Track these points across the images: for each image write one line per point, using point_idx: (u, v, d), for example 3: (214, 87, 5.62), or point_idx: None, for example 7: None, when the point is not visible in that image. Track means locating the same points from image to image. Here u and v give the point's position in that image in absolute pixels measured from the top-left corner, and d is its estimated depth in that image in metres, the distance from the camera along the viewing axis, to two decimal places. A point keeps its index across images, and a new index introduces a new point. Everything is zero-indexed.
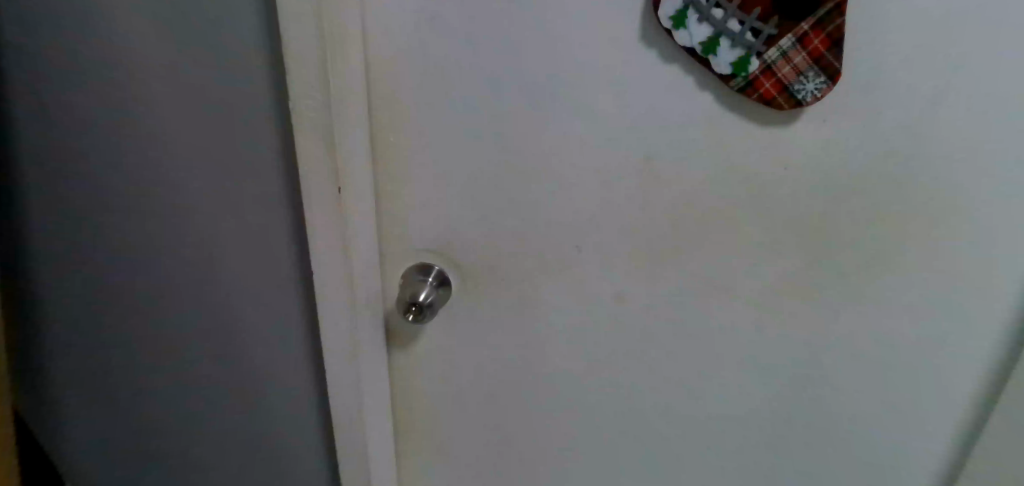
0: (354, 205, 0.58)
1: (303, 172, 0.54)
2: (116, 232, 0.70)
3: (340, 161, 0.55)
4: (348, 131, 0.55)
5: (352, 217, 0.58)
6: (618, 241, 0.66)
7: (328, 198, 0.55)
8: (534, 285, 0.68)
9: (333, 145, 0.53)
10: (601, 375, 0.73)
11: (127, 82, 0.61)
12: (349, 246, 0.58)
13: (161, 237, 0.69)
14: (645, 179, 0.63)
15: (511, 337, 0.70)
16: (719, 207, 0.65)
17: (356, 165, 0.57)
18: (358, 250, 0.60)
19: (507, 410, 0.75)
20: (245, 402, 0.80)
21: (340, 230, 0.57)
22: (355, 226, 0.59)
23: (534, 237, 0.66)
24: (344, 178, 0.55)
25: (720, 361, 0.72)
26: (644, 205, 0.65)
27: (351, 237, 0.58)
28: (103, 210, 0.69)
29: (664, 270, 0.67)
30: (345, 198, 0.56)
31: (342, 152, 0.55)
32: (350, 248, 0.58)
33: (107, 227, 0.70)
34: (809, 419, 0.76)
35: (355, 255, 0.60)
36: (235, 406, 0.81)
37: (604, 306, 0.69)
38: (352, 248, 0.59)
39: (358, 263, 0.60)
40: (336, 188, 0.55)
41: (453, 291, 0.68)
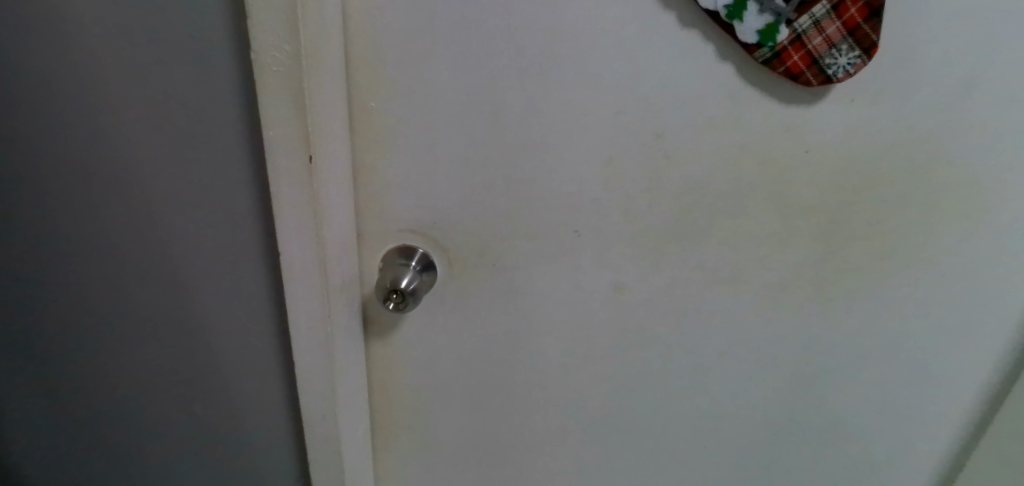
0: (326, 179, 0.50)
1: (270, 136, 0.47)
2: (54, 206, 0.60)
3: (312, 125, 0.47)
4: (320, 90, 0.47)
5: (326, 193, 0.51)
6: (620, 227, 0.60)
7: (297, 167, 0.48)
8: (527, 272, 0.62)
9: (304, 108, 0.46)
10: (595, 370, 0.68)
11: (63, 27, 0.51)
12: (322, 227, 0.51)
13: (107, 215, 0.60)
14: (653, 160, 0.57)
15: (500, 327, 0.65)
16: (732, 193, 0.59)
17: (331, 132, 0.50)
18: (331, 230, 0.53)
19: (492, 405, 0.70)
20: (208, 396, 0.72)
21: (310, 207, 0.50)
22: (327, 204, 0.51)
23: (528, 220, 0.59)
24: (315, 146, 0.48)
25: (723, 357, 0.67)
26: (650, 189, 0.58)
27: (325, 215, 0.51)
28: (38, 181, 0.59)
29: (668, 260, 0.62)
30: (318, 169, 0.49)
31: (313, 114, 0.47)
32: (322, 229, 0.51)
33: (42, 200, 0.60)
34: (813, 422, 0.72)
35: (330, 235, 0.53)
36: (198, 401, 0.73)
37: (602, 297, 0.63)
38: (325, 230, 0.51)
39: (332, 246, 0.53)
40: (307, 155, 0.47)
41: (437, 277, 0.62)
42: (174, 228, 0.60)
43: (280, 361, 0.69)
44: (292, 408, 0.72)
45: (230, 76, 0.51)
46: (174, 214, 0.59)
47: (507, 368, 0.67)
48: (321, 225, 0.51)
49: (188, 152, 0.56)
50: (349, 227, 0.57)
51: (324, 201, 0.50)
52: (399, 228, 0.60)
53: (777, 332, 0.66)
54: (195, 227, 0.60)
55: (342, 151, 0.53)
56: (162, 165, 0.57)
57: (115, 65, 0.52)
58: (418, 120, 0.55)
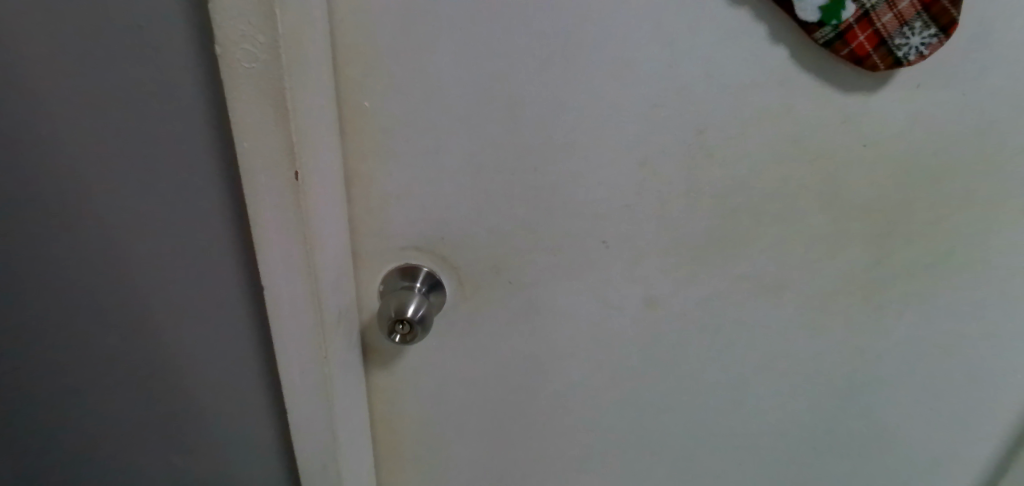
0: (317, 197, 0.42)
1: (244, 149, 0.38)
2: None
3: (297, 134, 0.38)
4: (305, 91, 0.38)
5: (317, 214, 0.42)
6: (652, 235, 0.53)
7: (282, 185, 0.39)
8: (547, 288, 0.54)
9: (286, 115, 0.37)
10: (621, 390, 0.61)
11: None
12: (315, 254, 0.43)
13: (50, 242, 0.50)
14: (692, 160, 0.49)
15: (517, 349, 0.58)
16: (779, 194, 0.52)
17: (319, 141, 0.42)
18: (323, 257, 0.44)
19: (508, 431, 0.63)
20: (191, 441, 0.62)
21: (298, 232, 0.41)
22: (318, 227, 0.42)
23: (548, 231, 0.52)
24: (303, 160, 0.39)
25: (761, 371, 0.61)
26: (688, 192, 0.51)
27: (317, 241, 0.43)
28: None
29: (705, 269, 0.55)
30: (306, 187, 0.40)
31: (298, 120, 0.38)
32: (315, 257, 0.43)
33: None
34: (855, 434, 0.66)
35: (324, 262, 0.44)
36: (182, 446, 0.63)
37: (631, 312, 0.56)
38: (318, 257, 0.43)
39: (327, 273, 0.45)
40: (292, 172, 0.39)
41: (445, 298, 0.54)
42: (131, 258, 0.50)
43: (270, 407, 0.59)
44: (286, 455, 0.63)
45: (186, 79, 0.41)
46: (130, 243, 0.49)
47: (524, 392, 0.60)
48: (313, 252, 0.42)
49: (139, 170, 0.46)
50: (345, 246, 0.49)
51: (315, 224, 0.42)
52: (400, 245, 0.52)
53: (821, 342, 0.60)
54: (156, 259, 0.50)
55: (332, 160, 0.45)
56: (111, 184, 0.47)
57: (43, 65, 0.42)
58: (420, 120, 0.47)
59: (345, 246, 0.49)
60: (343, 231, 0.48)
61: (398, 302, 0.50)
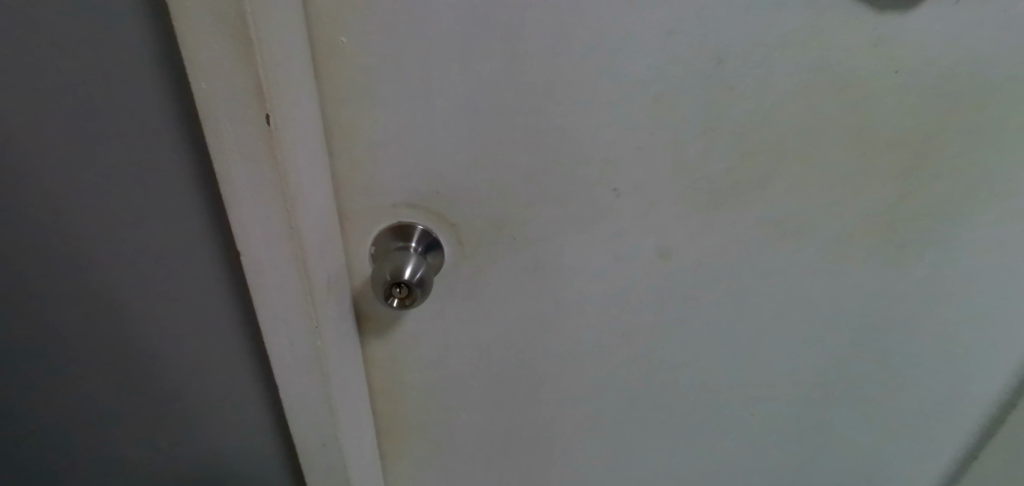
0: (295, 147, 0.36)
1: (204, 91, 0.32)
2: None
3: (265, 69, 0.32)
4: (273, 18, 0.32)
5: (297, 166, 0.36)
6: (665, 181, 0.48)
7: (252, 132, 0.34)
8: (553, 243, 0.50)
9: (249, 47, 0.31)
10: (632, 347, 0.58)
11: None
12: (298, 213, 0.37)
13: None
14: (710, 94, 0.45)
15: (522, 309, 0.54)
16: (801, 130, 0.47)
17: (293, 81, 0.36)
18: (307, 216, 0.39)
19: (515, 395, 0.60)
20: (179, 432, 0.57)
21: (275, 188, 0.36)
22: (300, 182, 0.37)
23: (553, 181, 0.47)
24: (275, 101, 0.33)
25: (777, 321, 0.58)
26: (705, 131, 0.46)
27: (299, 197, 0.37)
28: None
29: (722, 216, 0.51)
30: (282, 133, 0.34)
31: (266, 53, 0.32)
32: (299, 216, 0.38)
33: None
34: (870, 380, 0.64)
35: (309, 223, 0.39)
36: (168, 439, 0.57)
37: (643, 265, 0.52)
38: (301, 217, 0.38)
39: (313, 236, 0.40)
40: (263, 114, 0.33)
41: (443, 258, 0.50)
42: (85, 225, 0.44)
43: (261, 391, 0.54)
44: (284, 442, 0.58)
45: (132, 17, 0.36)
46: (88, 211, 0.43)
47: (530, 354, 0.57)
48: (296, 210, 0.37)
49: (87, 122, 0.39)
50: (330, 205, 0.44)
51: (295, 178, 0.36)
52: (391, 202, 0.47)
53: (839, 288, 0.57)
54: (119, 230, 0.44)
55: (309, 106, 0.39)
56: (53, 140, 0.40)
57: None
58: (407, 57, 0.41)
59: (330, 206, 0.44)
60: (326, 188, 0.43)
61: (394, 264, 0.45)
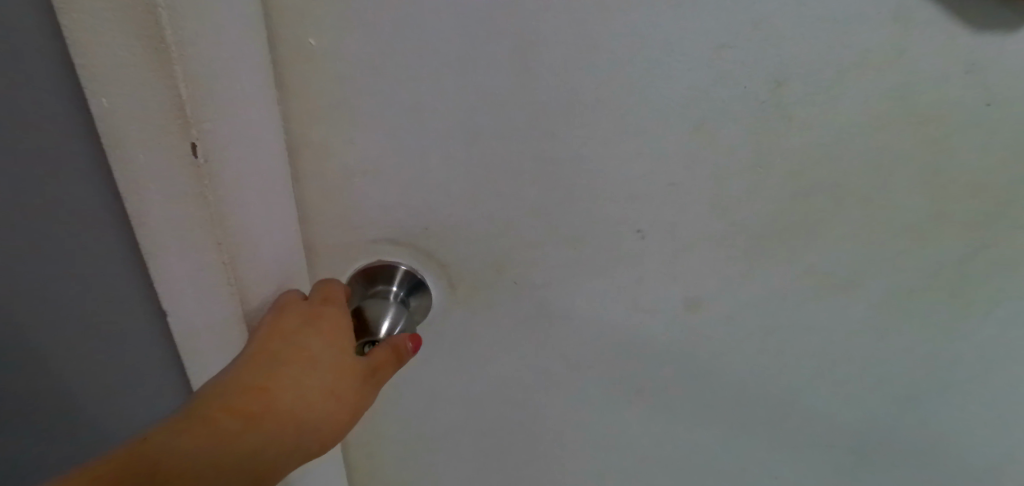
0: (245, 183, 0.28)
1: (106, 107, 0.25)
2: None
3: (191, 88, 0.24)
4: (220, 23, 0.24)
5: (244, 206, 0.28)
6: (697, 221, 0.40)
7: (176, 160, 0.26)
8: (560, 289, 0.42)
9: (157, 63, 0.23)
10: (644, 400, 0.50)
11: None
12: (242, 258, 0.30)
13: None
14: (761, 121, 0.36)
15: (520, 360, 0.46)
16: (869, 171, 0.39)
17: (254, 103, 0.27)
18: (259, 261, 0.31)
19: (510, 445, 0.53)
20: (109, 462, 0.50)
21: (207, 227, 0.28)
22: (249, 224, 0.29)
23: (563, 218, 0.39)
24: (206, 128, 0.25)
25: (814, 381, 0.50)
26: (751, 166, 0.38)
27: (245, 240, 0.29)
28: None
29: (763, 265, 0.43)
30: (217, 166, 0.26)
31: (196, 68, 0.24)
32: (242, 261, 0.30)
33: None
34: (909, 445, 0.56)
35: (260, 268, 0.31)
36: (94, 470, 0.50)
37: (663, 315, 0.44)
38: (246, 262, 0.30)
39: (267, 283, 0.32)
40: (188, 141, 0.25)
41: (430, 302, 0.42)
42: None
43: None
44: None
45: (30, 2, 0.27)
46: None
47: (528, 406, 0.50)
48: (237, 254, 0.30)
49: None
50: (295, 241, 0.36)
51: (239, 218, 0.29)
52: (370, 238, 0.39)
53: (889, 348, 0.48)
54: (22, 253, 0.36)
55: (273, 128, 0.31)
56: None
57: None
58: (392, 65, 0.33)
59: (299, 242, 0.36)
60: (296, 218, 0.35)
61: (368, 315, 0.38)
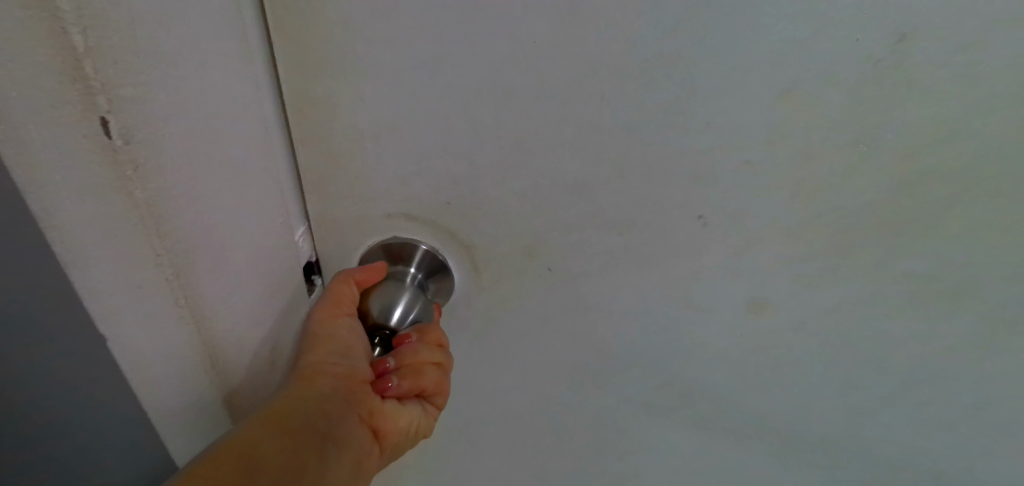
0: (181, 171, 0.23)
1: None
2: None
3: (95, 37, 0.18)
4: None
5: (185, 203, 0.23)
6: (771, 209, 0.33)
7: (83, 150, 0.20)
8: (600, 280, 0.36)
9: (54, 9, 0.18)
10: (691, 405, 0.44)
11: None
12: (191, 269, 0.25)
13: None
14: (864, 83, 0.28)
15: (552, 356, 0.41)
16: (1008, 161, 0.31)
17: (193, 68, 0.23)
18: (212, 272, 0.26)
19: (536, 439, 0.48)
20: None
21: (139, 236, 0.22)
22: (194, 224, 0.24)
23: (608, 197, 0.33)
24: (120, 95, 0.20)
25: (895, 401, 0.43)
26: (850, 144, 0.30)
27: (191, 246, 0.24)
28: None
29: (851, 267, 0.35)
30: (140, 150, 0.21)
31: (98, 8, 0.18)
32: (191, 273, 0.25)
33: None
34: (1000, 479, 0.48)
35: (217, 280, 0.26)
36: None
37: (722, 315, 0.38)
38: (197, 274, 0.25)
39: (227, 298, 0.27)
40: (97, 118, 0.20)
41: (451, 289, 0.37)
42: None
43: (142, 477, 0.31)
44: None
45: None
46: None
47: (557, 402, 0.44)
48: (183, 266, 0.24)
49: None
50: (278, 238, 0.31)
51: (177, 220, 0.23)
52: (382, 211, 0.34)
53: (995, 375, 0.40)
54: None
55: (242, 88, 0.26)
56: None
57: None
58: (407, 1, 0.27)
59: (283, 238, 0.31)
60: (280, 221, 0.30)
61: (373, 307, 0.35)
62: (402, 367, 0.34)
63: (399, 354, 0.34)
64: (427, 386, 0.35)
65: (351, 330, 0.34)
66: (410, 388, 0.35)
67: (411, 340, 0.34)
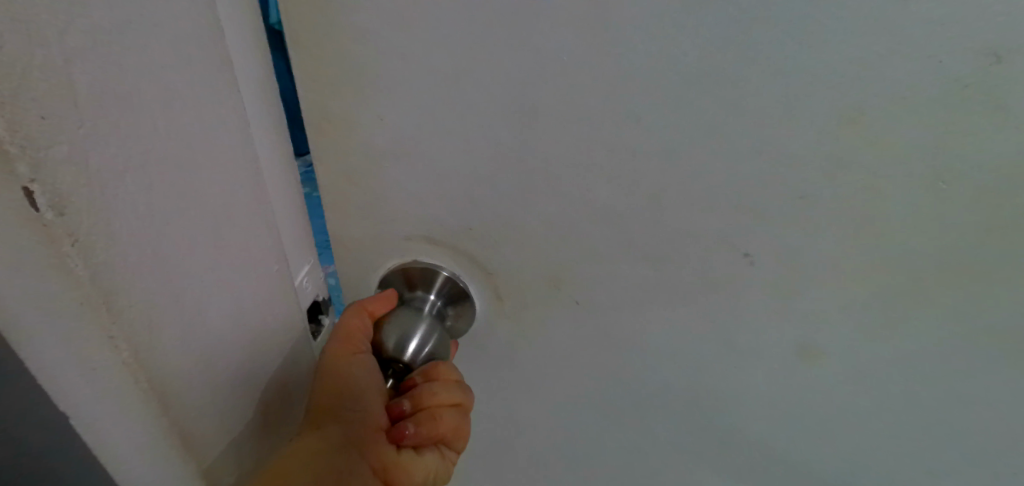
0: (135, 242, 0.20)
1: None
2: None
3: (10, 98, 0.16)
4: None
5: (142, 276, 0.21)
6: (826, 243, 0.30)
7: (7, 223, 0.18)
8: (633, 314, 0.34)
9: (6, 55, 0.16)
10: (729, 443, 0.41)
11: None
12: (152, 346, 0.22)
13: None
14: (946, 108, 0.25)
15: (579, 391, 0.38)
16: None
17: (167, 122, 0.20)
18: (180, 346, 0.23)
19: (560, 471, 0.46)
20: None
21: (84, 315, 0.20)
22: (155, 298, 0.21)
23: (642, 227, 0.30)
24: (46, 162, 0.18)
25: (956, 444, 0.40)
26: (930, 178, 0.27)
27: (151, 323, 0.22)
28: None
29: (920, 304, 0.32)
30: (76, 222, 0.19)
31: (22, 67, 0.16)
32: (153, 351, 0.22)
33: None
34: None
35: (189, 352, 0.24)
36: None
37: (772, 353, 0.35)
38: (161, 351, 0.22)
39: (205, 369, 0.25)
40: (18, 188, 0.18)
41: (473, 316, 0.35)
42: None
43: None
44: None
45: None
46: None
47: (583, 437, 0.42)
48: (140, 345, 0.22)
49: None
50: (291, 290, 0.28)
51: (130, 295, 0.21)
52: (403, 233, 0.32)
53: None
54: None
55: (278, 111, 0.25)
56: None
57: None
58: (431, 16, 0.25)
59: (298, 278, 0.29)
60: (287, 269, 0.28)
61: (386, 341, 0.31)
62: (419, 412, 0.30)
63: (415, 397, 0.30)
64: (446, 432, 0.31)
65: (366, 369, 0.30)
66: (428, 435, 0.31)
67: (416, 383, 0.30)
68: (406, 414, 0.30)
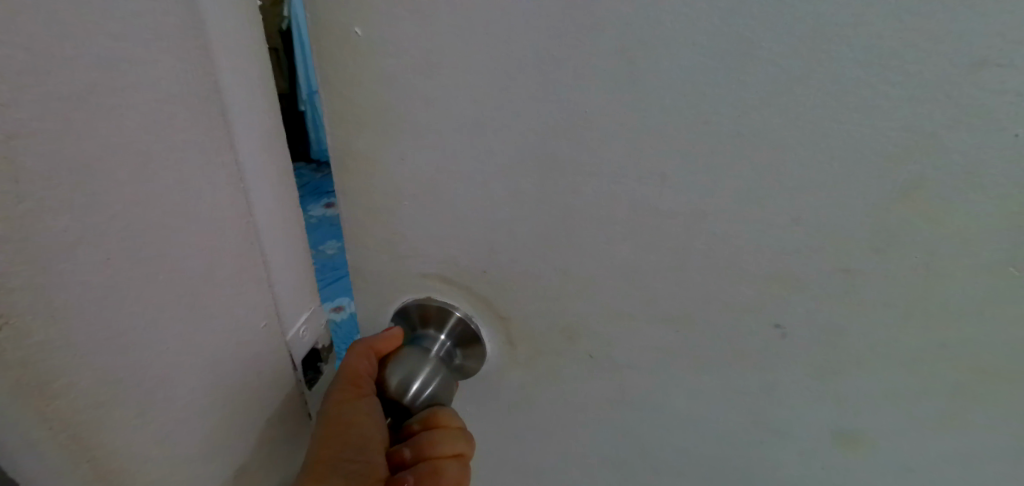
0: (81, 319, 0.20)
1: None
2: None
3: None
4: (44, 52, 0.17)
5: (85, 353, 0.20)
6: (869, 314, 0.28)
7: None
8: (654, 374, 0.32)
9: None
10: None
11: None
12: (97, 425, 0.22)
13: None
14: (1016, 183, 0.24)
15: (594, 446, 0.36)
16: None
17: (121, 196, 0.20)
18: (132, 418, 0.23)
19: None
20: None
21: (19, 398, 0.20)
22: (104, 374, 0.21)
23: (666, 288, 0.29)
24: None
25: None
26: (999, 261, 0.26)
27: (95, 402, 0.21)
28: None
29: (980, 382, 0.31)
30: (8, 304, 0.18)
31: None
32: (97, 429, 0.22)
33: None
34: None
35: (146, 426, 0.23)
36: None
37: (806, 423, 0.33)
38: (109, 428, 0.22)
39: (187, 415, 0.25)
40: None
41: (482, 359, 0.34)
42: None
43: None
44: None
45: None
46: None
47: None
48: (82, 424, 0.21)
49: None
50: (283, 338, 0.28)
51: (70, 376, 0.20)
52: (418, 271, 0.31)
53: None
54: None
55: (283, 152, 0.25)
56: None
57: None
58: (452, 63, 0.25)
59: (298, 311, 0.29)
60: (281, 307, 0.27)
61: (390, 381, 0.31)
62: (420, 462, 0.29)
63: (418, 445, 0.29)
64: None
65: (372, 415, 0.29)
66: None
67: (416, 431, 0.30)
68: (406, 462, 0.29)
